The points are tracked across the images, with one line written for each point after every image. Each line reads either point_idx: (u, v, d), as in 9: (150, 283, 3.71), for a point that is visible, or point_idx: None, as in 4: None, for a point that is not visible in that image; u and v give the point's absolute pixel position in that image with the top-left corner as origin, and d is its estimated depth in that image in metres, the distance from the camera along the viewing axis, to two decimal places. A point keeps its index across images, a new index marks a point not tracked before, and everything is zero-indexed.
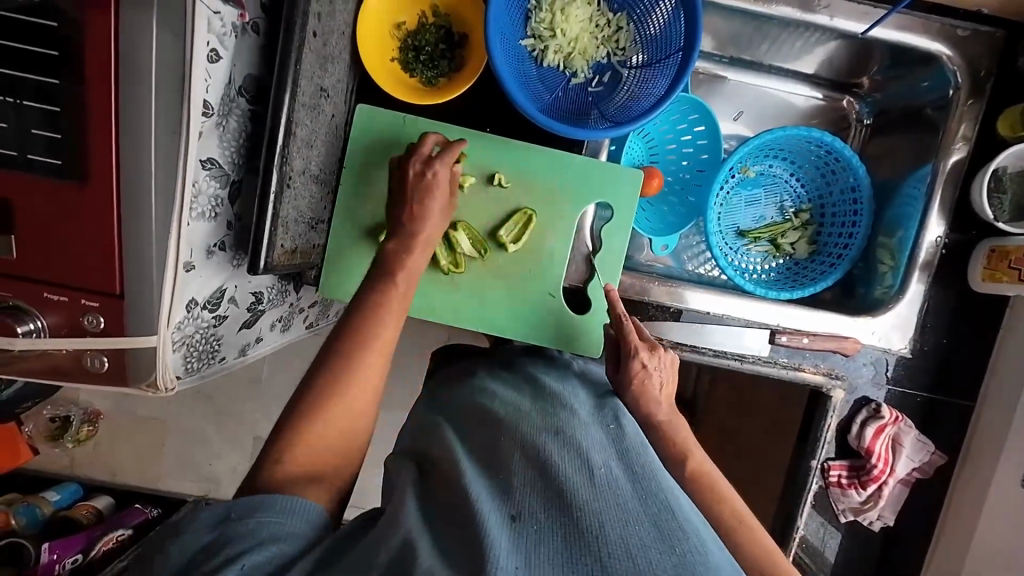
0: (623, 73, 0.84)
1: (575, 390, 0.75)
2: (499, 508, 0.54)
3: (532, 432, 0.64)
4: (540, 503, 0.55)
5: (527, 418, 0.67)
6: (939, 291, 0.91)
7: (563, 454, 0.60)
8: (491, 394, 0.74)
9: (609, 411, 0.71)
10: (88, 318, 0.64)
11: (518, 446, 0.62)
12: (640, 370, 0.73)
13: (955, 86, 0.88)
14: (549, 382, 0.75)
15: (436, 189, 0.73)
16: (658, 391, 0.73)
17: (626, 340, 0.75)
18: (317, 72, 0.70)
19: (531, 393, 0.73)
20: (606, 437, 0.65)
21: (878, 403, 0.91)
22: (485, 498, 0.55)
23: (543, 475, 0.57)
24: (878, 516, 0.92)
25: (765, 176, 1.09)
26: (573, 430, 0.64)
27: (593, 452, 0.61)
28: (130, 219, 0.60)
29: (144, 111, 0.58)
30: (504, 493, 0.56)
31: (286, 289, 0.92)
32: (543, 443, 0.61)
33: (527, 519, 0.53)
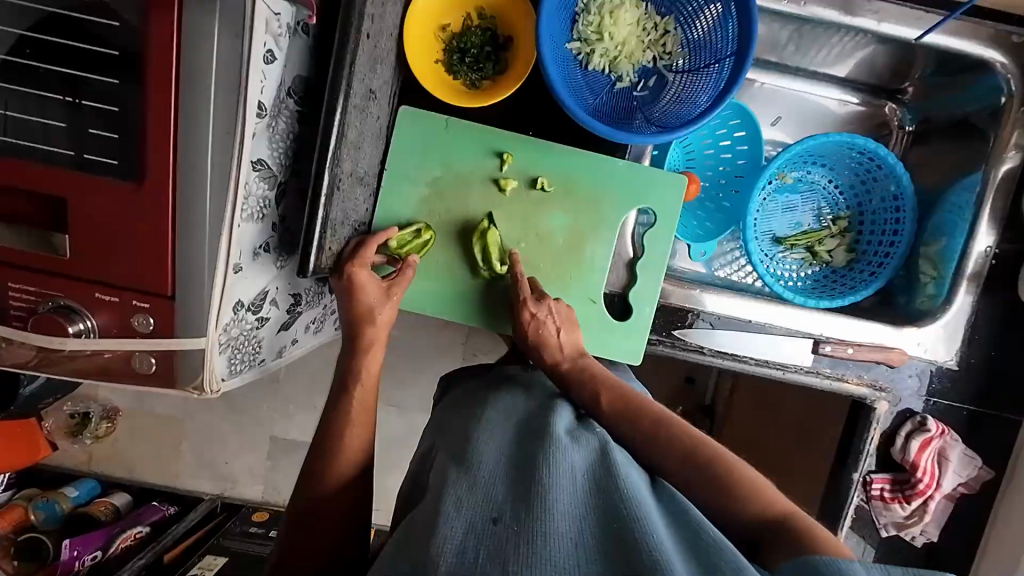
0: (668, 77, 0.83)
1: (571, 401, 0.76)
2: (478, 512, 0.55)
3: (519, 444, 0.66)
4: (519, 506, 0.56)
5: (518, 432, 0.69)
6: (988, 303, 0.89)
7: (548, 460, 0.61)
8: (487, 403, 0.76)
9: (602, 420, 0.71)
10: (138, 319, 0.63)
11: (499, 458, 0.64)
12: (530, 319, 0.80)
13: (1008, 94, 0.87)
14: (545, 395, 0.78)
15: (366, 289, 0.74)
16: (555, 337, 0.80)
17: (516, 295, 0.81)
18: (367, 74, 0.70)
19: (527, 405, 0.75)
20: (595, 443, 0.65)
21: (923, 416, 0.89)
22: (467, 503, 0.56)
23: (526, 482, 0.58)
24: (921, 531, 0.90)
25: (803, 182, 1.08)
26: (560, 436, 0.65)
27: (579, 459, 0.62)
28: (184, 220, 0.60)
29: (203, 112, 0.57)
30: (487, 498, 0.57)
31: (321, 290, 0.91)
32: (529, 454, 0.63)
33: (504, 523, 0.54)
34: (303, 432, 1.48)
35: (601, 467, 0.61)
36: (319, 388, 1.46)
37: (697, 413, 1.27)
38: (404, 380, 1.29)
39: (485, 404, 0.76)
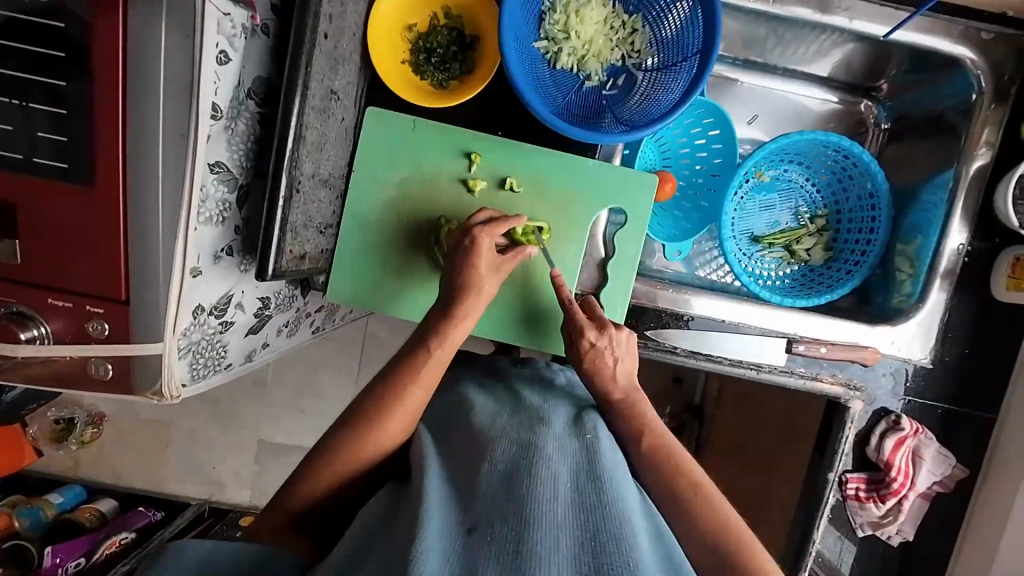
0: (637, 76, 0.82)
1: (557, 405, 0.74)
2: (455, 523, 0.53)
3: (503, 444, 0.63)
4: (499, 515, 0.53)
5: (502, 431, 0.66)
6: (962, 300, 0.89)
7: (533, 468, 0.58)
8: (471, 403, 0.74)
9: (588, 426, 0.69)
10: (93, 324, 0.62)
11: (485, 455, 0.61)
12: (590, 348, 0.75)
13: (978, 91, 0.86)
14: (531, 397, 0.75)
15: (484, 256, 0.74)
16: (613, 368, 0.75)
17: (574, 323, 0.76)
18: (328, 75, 0.69)
19: (511, 406, 0.73)
20: (580, 453, 0.63)
21: (897, 415, 0.89)
22: (443, 510, 0.54)
23: (508, 488, 0.56)
24: (897, 530, 0.90)
25: (780, 181, 1.07)
26: (546, 443, 0.63)
27: (564, 468, 0.60)
28: (137, 223, 0.59)
29: (152, 115, 0.56)
30: (466, 507, 0.55)
31: (293, 294, 0.90)
32: (513, 457, 0.60)
33: (483, 533, 0.51)
34: (288, 435, 1.47)
35: (586, 480, 0.59)
36: (303, 391, 1.45)
37: (684, 412, 1.27)
38: None
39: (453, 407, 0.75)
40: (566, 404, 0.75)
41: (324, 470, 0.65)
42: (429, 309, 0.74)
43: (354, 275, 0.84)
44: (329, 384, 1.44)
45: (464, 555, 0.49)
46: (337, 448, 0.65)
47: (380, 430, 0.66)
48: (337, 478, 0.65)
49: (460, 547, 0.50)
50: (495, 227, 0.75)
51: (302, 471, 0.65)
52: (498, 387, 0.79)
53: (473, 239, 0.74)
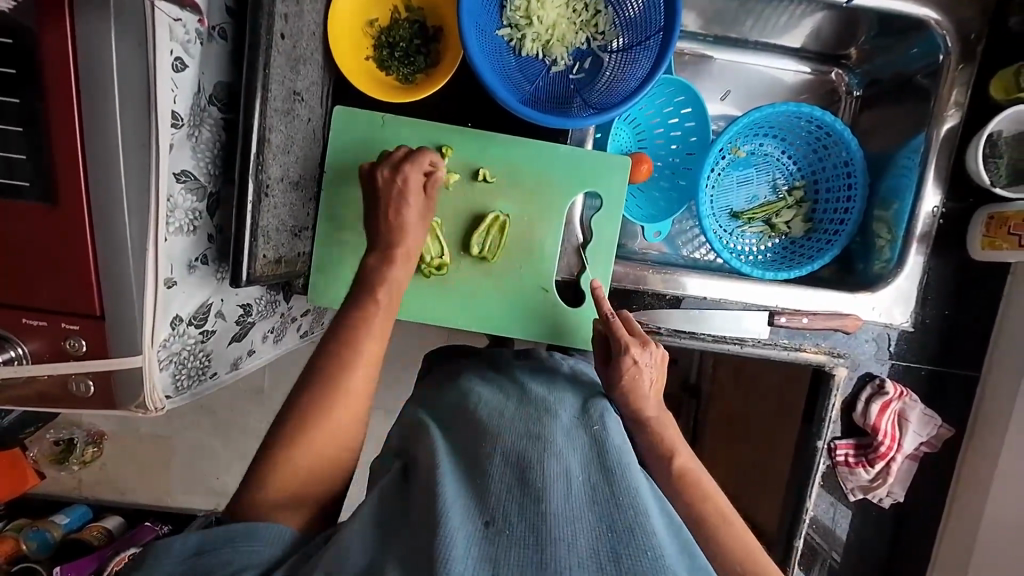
0: (604, 58, 0.82)
1: (562, 394, 0.73)
2: (472, 515, 0.53)
3: (515, 436, 0.63)
4: (516, 507, 0.54)
5: (509, 424, 0.65)
6: (940, 262, 0.89)
7: (545, 460, 0.59)
8: (476, 395, 0.74)
9: (596, 414, 0.69)
10: (70, 342, 0.62)
11: (498, 449, 0.61)
12: (631, 365, 0.74)
13: (945, 52, 0.86)
14: (535, 386, 0.75)
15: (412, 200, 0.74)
16: (649, 385, 0.75)
17: (618, 340, 0.75)
18: (289, 75, 0.68)
19: (517, 397, 0.72)
20: (589, 441, 0.64)
21: (881, 379, 0.90)
22: (459, 504, 0.54)
23: (521, 482, 0.56)
24: (887, 492, 0.91)
25: (756, 155, 1.07)
26: (558, 437, 0.63)
27: (575, 459, 0.61)
28: (104, 237, 0.59)
29: (109, 127, 0.56)
30: (480, 499, 0.55)
31: (276, 299, 0.90)
32: (523, 449, 0.61)
33: (500, 527, 0.52)
34: None
35: (598, 467, 0.60)
36: None
37: (682, 392, 1.27)
38: (384, 381, 1.30)
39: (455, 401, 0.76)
40: (574, 393, 0.75)
41: None
42: (375, 259, 0.73)
43: (336, 280, 0.84)
44: None
45: (484, 550, 0.50)
46: None
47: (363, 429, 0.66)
48: None
49: (480, 542, 0.51)
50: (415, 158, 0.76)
51: None
52: (502, 378, 0.79)
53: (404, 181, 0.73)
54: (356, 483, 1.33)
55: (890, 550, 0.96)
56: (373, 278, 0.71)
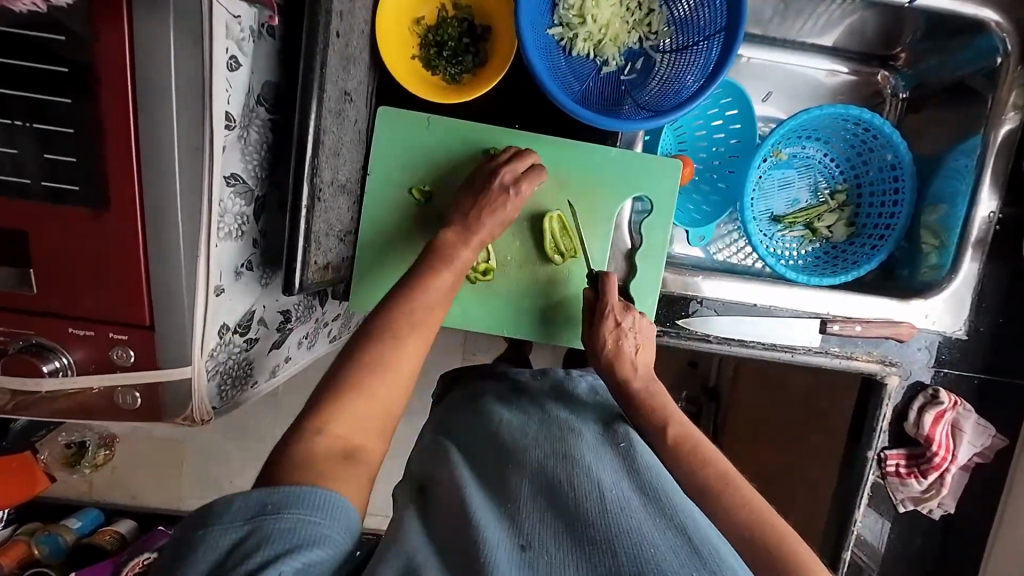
0: (656, 58, 0.80)
1: (584, 415, 0.71)
2: (509, 537, 0.52)
3: (541, 458, 0.61)
4: (551, 533, 0.52)
5: (533, 444, 0.63)
6: (994, 268, 0.88)
7: (576, 478, 0.57)
8: (497, 417, 0.70)
9: (622, 433, 0.67)
10: (117, 352, 0.60)
11: (526, 472, 0.59)
12: (614, 329, 0.74)
13: (1004, 54, 0.85)
14: (558, 408, 0.71)
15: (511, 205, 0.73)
16: (631, 355, 0.74)
17: (602, 302, 0.76)
18: (341, 75, 0.66)
19: (540, 417, 0.69)
20: (617, 461, 0.62)
21: (934, 389, 0.88)
22: (494, 530, 0.52)
23: (553, 505, 0.54)
24: (938, 503, 0.89)
25: (798, 158, 1.05)
26: (585, 455, 0.61)
27: (605, 476, 0.58)
28: (156, 244, 0.56)
29: (165, 127, 0.53)
30: (515, 523, 0.53)
31: (312, 305, 0.88)
32: (551, 468, 0.59)
33: (539, 552, 0.50)
34: None
35: (630, 484, 0.58)
36: None
37: (701, 395, 1.26)
38: None
39: (482, 424, 0.70)
40: (596, 414, 0.72)
41: None
42: (453, 234, 0.72)
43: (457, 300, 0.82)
44: None
45: (522, 573, 0.48)
46: None
47: None
48: None
49: (517, 563, 0.49)
50: (517, 162, 0.75)
51: None
52: (524, 399, 0.74)
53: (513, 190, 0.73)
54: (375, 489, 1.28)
55: (936, 561, 0.94)
56: None
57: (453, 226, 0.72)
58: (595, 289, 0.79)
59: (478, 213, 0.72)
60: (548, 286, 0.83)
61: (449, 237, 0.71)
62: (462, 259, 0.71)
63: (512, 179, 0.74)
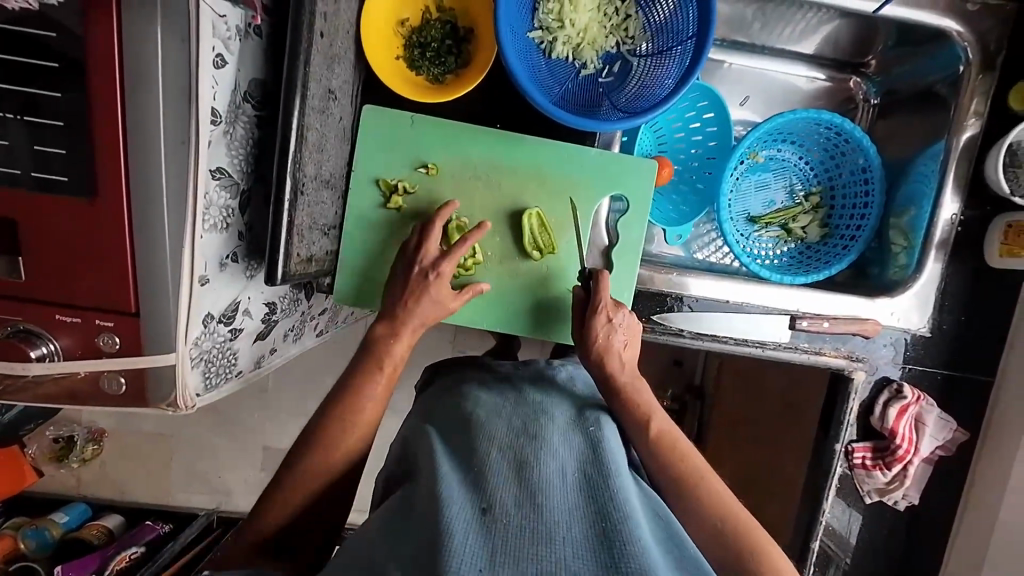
0: (633, 62, 0.82)
1: (560, 400, 0.73)
2: (471, 503, 0.53)
3: (512, 436, 0.62)
4: (513, 498, 0.53)
5: (506, 423, 0.65)
6: (957, 268, 0.91)
7: (542, 456, 0.59)
8: (476, 400, 0.72)
9: (592, 419, 0.69)
10: (103, 338, 0.62)
11: (495, 447, 0.60)
12: (606, 324, 0.77)
13: (966, 62, 0.88)
14: (534, 393, 0.73)
15: (435, 288, 0.75)
16: (621, 349, 0.77)
17: (594, 298, 0.78)
18: (325, 74, 0.68)
19: (515, 402, 0.71)
20: (584, 443, 0.64)
21: (899, 383, 0.91)
22: (458, 496, 0.53)
23: (519, 476, 0.56)
24: (903, 495, 0.92)
25: (774, 160, 1.08)
26: (553, 437, 0.63)
27: (569, 459, 0.60)
28: (142, 234, 0.58)
29: (153, 121, 0.56)
30: (479, 490, 0.55)
31: (298, 298, 0.90)
32: (521, 448, 0.60)
33: (499, 515, 0.51)
34: None
35: (594, 466, 0.60)
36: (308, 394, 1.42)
37: (686, 394, 1.30)
38: None
39: (458, 408, 0.72)
40: (568, 400, 0.73)
41: None
42: (384, 328, 0.74)
43: None
44: None
45: (479, 532, 0.49)
46: None
47: None
48: None
49: (476, 523, 0.50)
50: (430, 244, 0.77)
51: None
52: (504, 387, 0.76)
53: (437, 275, 0.75)
54: (362, 484, 1.30)
55: (904, 552, 0.97)
56: None
57: (383, 319, 0.74)
58: (588, 287, 0.81)
59: (404, 302, 0.75)
60: (529, 280, 0.85)
61: (382, 332, 0.74)
62: (394, 354, 0.73)
63: (430, 263, 0.76)
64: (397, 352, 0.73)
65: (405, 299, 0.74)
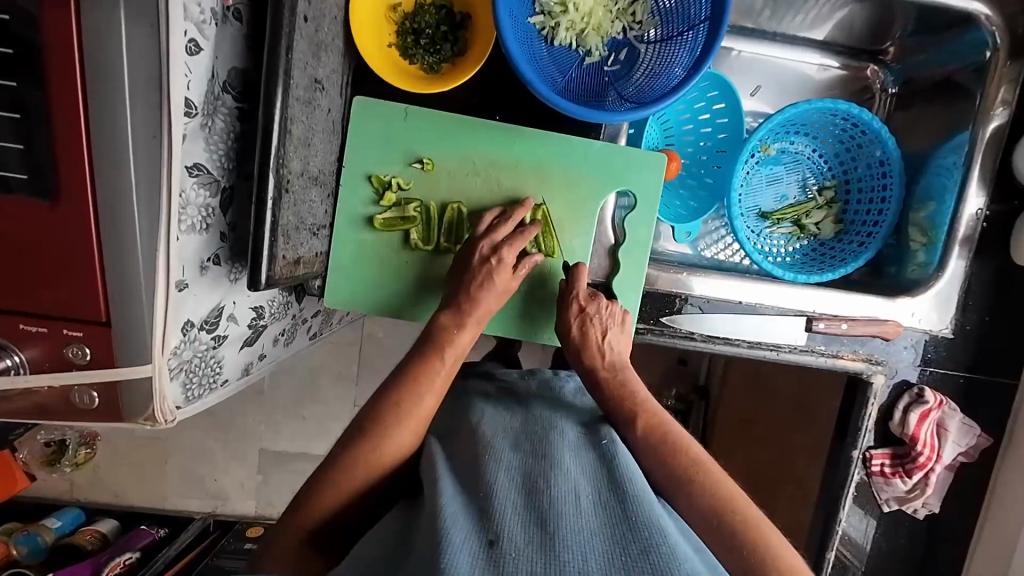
0: (640, 49, 0.77)
1: (567, 416, 0.69)
2: (477, 533, 0.48)
3: (519, 456, 0.59)
4: (522, 527, 0.49)
5: (513, 442, 0.61)
6: (980, 265, 0.87)
7: (553, 478, 0.55)
8: (478, 412, 0.69)
9: (604, 433, 0.65)
10: (72, 349, 0.57)
11: (502, 468, 0.57)
12: (578, 312, 0.75)
13: (993, 48, 0.83)
14: (541, 408, 0.70)
15: (499, 273, 0.72)
16: (600, 335, 0.74)
17: (567, 289, 0.77)
18: (311, 61, 0.63)
19: (522, 416, 0.68)
20: (597, 461, 0.60)
21: (920, 387, 0.87)
22: (461, 524, 0.49)
23: (528, 503, 0.52)
24: (923, 503, 0.88)
25: (787, 153, 1.03)
26: (564, 456, 0.59)
27: (582, 478, 0.56)
28: (111, 238, 0.54)
29: (118, 113, 0.51)
30: (485, 517, 0.50)
31: (288, 301, 0.85)
32: (530, 470, 0.56)
33: (507, 548, 0.47)
34: (291, 444, 1.40)
35: (609, 485, 0.56)
36: (303, 396, 1.38)
37: (691, 393, 1.28)
38: None
39: (459, 423, 0.69)
40: (576, 416, 0.70)
41: (331, 491, 0.60)
42: (449, 317, 0.71)
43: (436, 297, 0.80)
44: (331, 389, 1.37)
45: (488, 570, 0.45)
46: (350, 460, 0.61)
47: (387, 440, 0.62)
48: (347, 497, 0.61)
49: (481, 560, 0.46)
50: (495, 232, 0.74)
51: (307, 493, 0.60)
52: (511, 403, 0.73)
53: (498, 257, 0.72)
54: None
55: (924, 561, 0.93)
56: (444, 339, 0.69)
57: (448, 308, 0.71)
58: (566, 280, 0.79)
59: (470, 293, 0.72)
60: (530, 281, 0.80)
61: (445, 320, 0.71)
62: (462, 345, 0.69)
63: (491, 248, 0.73)
64: (463, 341, 0.70)
65: (471, 286, 0.71)
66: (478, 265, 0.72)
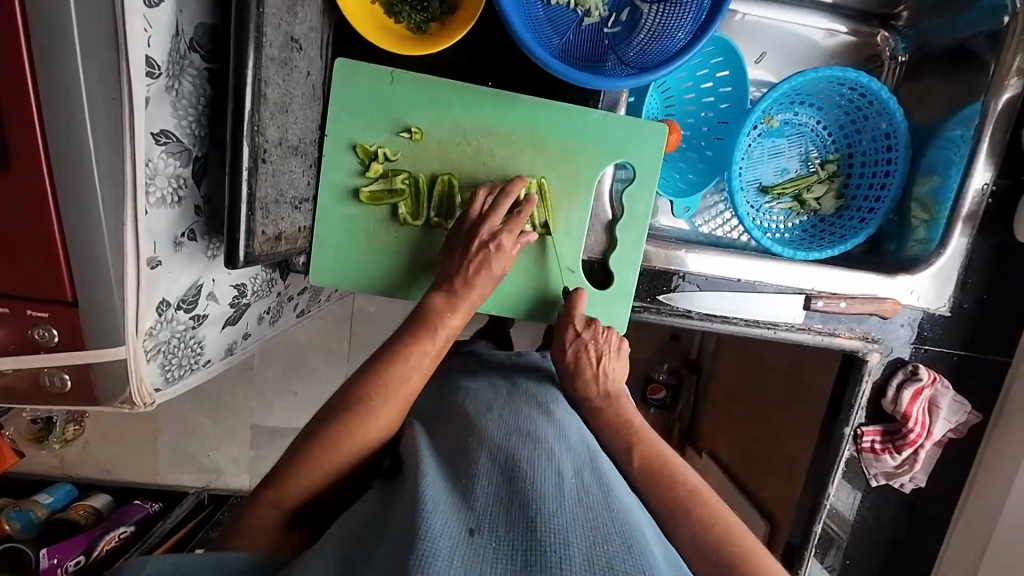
0: (642, 10, 0.72)
1: (551, 402, 0.68)
2: (457, 518, 0.46)
3: (503, 438, 0.57)
4: (503, 512, 0.47)
5: (496, 424, 0.60)
6: (982, 242, 0.85)
7: (536, 460, 0.54)
8: (466, 395, 0.67)
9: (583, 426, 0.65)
10: (39, 330, 0.54)
11: (486, 450, 0.55)
12: (574, 341, 0.74)
13: (1012, 12, 0.79)
14: (526, 392, 0.69)
15: (496, 258, 0.70)
16: (596, 366, 0.74)
17: (565, 316, 0.75)
18: (286, 17, 0.58)
19: (506, 400, 0.67)
20: (579, 449, 0.59)
21: (914, 365, 0.87)
22: (443, 508, 0.47)
23: (510, 485, 0.50)
24: (910, 478, 0.90)
25: (790, 125, 0.99)
26: (547, 441, 0.58)
27: (565, 464, 0.55)
28: (71, 210, 0.50)
29: (71, 72, 0.46)
30: (466, 503, 0.48)
31: (272, 278, 0.82)
32: (512, 452, 0.55)
33: (488, 535, 0.45)
34: (282, 419, 1.39)
35: (591, 474, 0.55)
36: (294, 372, 1.35)
37: (682, 367, 1.28)
38: None
39: (449, 404, 0.67)
40: (559, 403, 0.69)
41: (319, 473, 0.58)
42: (442, 298, 0.68)
43: (426, 275, 0.77)
44: (321, 365, 1.35)
45: (467, 555, 0.43)
46: (335, 441, 0.59)
47: (375, 419, 0.60)
48: (334, 478, 0.59)
49: (461, 544, 0.43)
50: (492, 216, 0.70)
51: (294, 475, 0.58)
52: (498, 380, 0.72)
53: (497, 242, 0.69)
54: None
55: (908, 532, 0.95)
56: (433, 318, 0.67)
57: (441, 290, 0.69)
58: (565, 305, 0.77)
59: (465, 276, 0.69)
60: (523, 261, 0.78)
61: (438, 302, 0.68)
62: (451, 328, 0.67)
63: (490, 233, 0.70)
64: (455, 323, 0.67)
65: (467, 267, 0.69)
66: (472, 249, 0.70)
